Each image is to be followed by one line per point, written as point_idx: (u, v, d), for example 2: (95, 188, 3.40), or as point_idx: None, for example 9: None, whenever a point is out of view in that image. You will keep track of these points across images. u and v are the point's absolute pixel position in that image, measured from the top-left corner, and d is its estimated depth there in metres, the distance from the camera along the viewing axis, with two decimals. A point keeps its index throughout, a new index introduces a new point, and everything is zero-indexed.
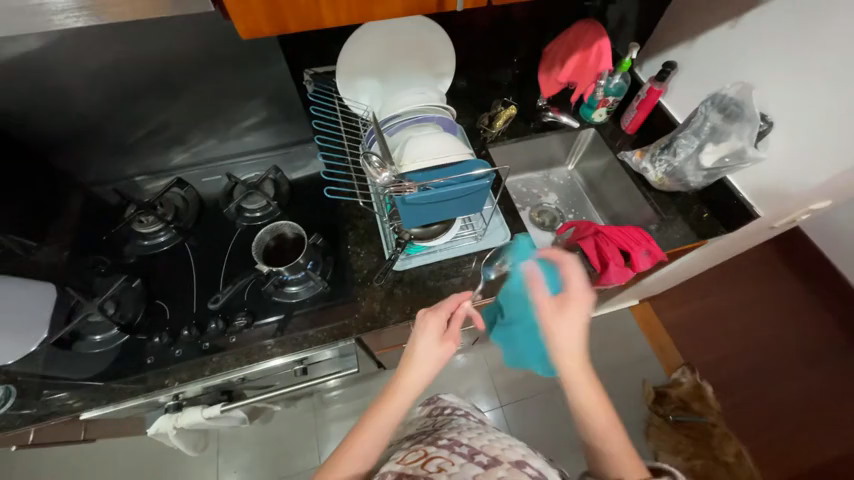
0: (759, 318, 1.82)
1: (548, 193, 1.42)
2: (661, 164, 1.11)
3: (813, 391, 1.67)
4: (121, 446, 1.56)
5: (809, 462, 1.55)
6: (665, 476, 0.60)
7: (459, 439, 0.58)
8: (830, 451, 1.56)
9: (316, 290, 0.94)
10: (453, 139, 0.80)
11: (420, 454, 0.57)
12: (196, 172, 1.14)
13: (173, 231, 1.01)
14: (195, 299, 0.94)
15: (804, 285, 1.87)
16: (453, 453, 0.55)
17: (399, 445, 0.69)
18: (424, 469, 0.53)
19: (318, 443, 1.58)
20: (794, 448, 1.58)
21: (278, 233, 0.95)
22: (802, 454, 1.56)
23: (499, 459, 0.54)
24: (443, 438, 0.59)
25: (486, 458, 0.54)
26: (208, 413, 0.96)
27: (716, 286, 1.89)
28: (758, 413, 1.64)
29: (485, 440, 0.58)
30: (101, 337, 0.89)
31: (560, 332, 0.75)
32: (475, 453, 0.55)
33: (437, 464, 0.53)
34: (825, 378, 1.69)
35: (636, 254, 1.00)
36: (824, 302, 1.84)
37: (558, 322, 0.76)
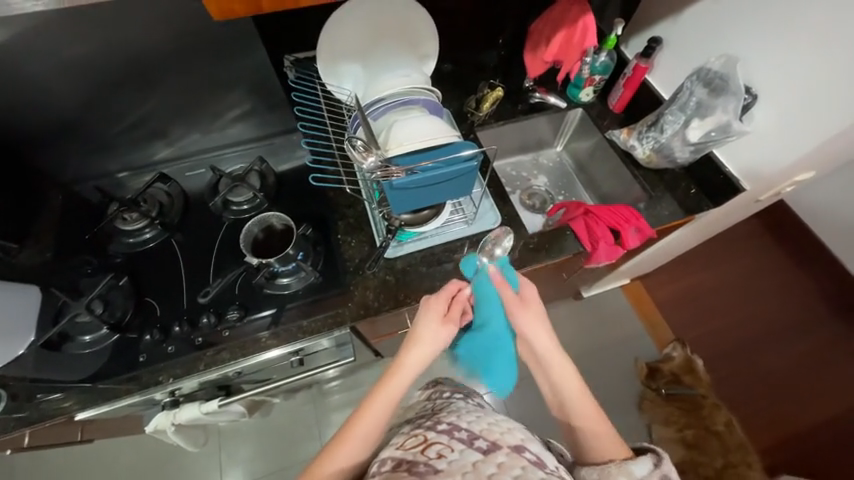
0: (747, 293, 1.85)
1: (538, 176, 1.42)
2: (648, 140, 1.10)
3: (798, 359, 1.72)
4: (120, 448, 1.55)
5: (795, 428, 1.62)
6: (649, 455, 0.61)
7: (458, 424, 0.58)
8: (813, 416, 1.63)
9: (307, 281, 0.93)
10: (439, 121, 0.80)
11: (419, 440, 0.56)
12: (180, 166, 1.11)
13: (159, 227, 0.99)
14: (184, 294, 0.93)
15: (790, 258, 1.91)
16: (453, 439, 0.55)
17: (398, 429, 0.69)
18: (424, 455, 0.53)
19: (319, 433, 1.60)
20: (780, 414, 1.64)
21: (267, 224, 0.94)
22: (787, 420, 1.63)
23: (498, 444, 0.54)
24: (443, 424, 0.59)
25: (486, 443, 0.54)
26: (206, 408, 0.98)
27: (705, 263, 1.91)
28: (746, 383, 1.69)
29: (484, 424, 0.58)
30: (91, 337, 0.87)
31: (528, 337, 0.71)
32: (475, 438, 0.55)
33: (437, 451, 0.53)
34: (808, 346, 1.75)
35: (625, 232, 1.01)
36: (808, 274, 1.88)
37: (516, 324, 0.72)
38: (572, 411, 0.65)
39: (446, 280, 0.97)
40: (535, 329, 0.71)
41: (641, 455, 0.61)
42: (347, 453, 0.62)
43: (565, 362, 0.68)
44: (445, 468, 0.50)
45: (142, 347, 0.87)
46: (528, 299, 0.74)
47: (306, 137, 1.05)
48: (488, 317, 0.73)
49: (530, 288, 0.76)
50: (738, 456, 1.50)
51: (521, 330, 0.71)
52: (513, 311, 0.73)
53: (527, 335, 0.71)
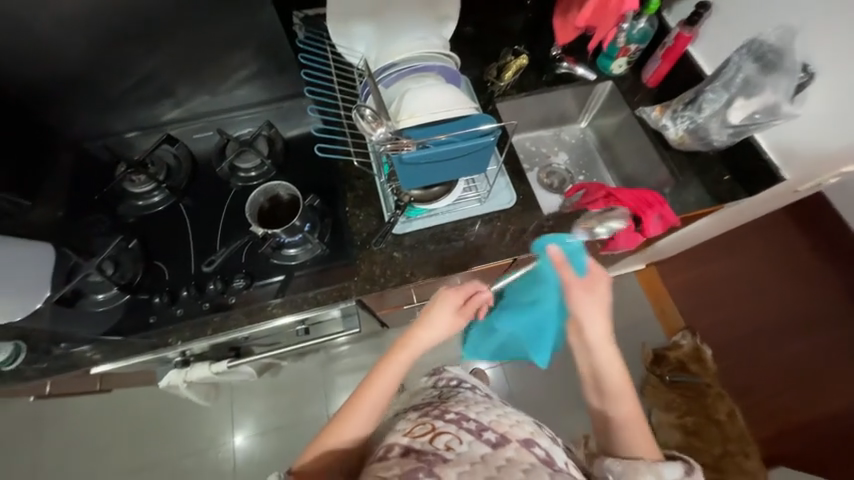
0: (742, 282, 1.67)
1: (558, 153, 1.36)
2: (682, 120, 1.01)
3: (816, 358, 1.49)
4: (140, 396, 1.65)
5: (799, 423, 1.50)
6: (678, 462, 0.63)
7: (466, 414, 0.59)
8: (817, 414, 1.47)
9: (315, 253, 0.92)
10: (456, 91, 0.73)
11: (427, 428, 0.57)
12: (188, 128, 1.08)
13: (167, 191, 0.98)
14: (192, 260, 0.93)
15: (774, 248, 1.58)
16: (461, 430, 0.55)
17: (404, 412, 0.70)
18: (431, 445, 0.53)
19: (326, 394, 1.66)
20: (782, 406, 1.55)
21: (272, 194, 0.90)
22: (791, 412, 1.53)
23: (508, 437, 0.55)
24: (451, 414, 0.59)
25: (494, 436, 0.55)
26: (215, 369, 1.02)
27: (707, 253, 1.76)
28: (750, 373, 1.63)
29: (493, 415, 0.58)
30: (103, 296, 0.89)
31: (588, 326, 0.67)
32: (484, 430, 0.55)
33: (445, 442, 0.53)
34: (808, 345, 1.49)
35: (647, 219, 0.95)
36: (809, 270, 1.50)
37: (578, 308, 0.68)
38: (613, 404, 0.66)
39: (454, 259, 0.95)
40: (591, 321, 0.67)
41: (669, 461, 0.62)
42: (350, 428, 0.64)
43: (618, 360, 0.67)
44: (453, 458, 0.51)
45: (151, 309, 0.88)
46: (594, 286, 0.68)
47: (315, 102, 1.00)
48: (540, 294, 0.76)
49: (598, 270, 0.70)
50: (737, 445, 1.54)
51: (578, 318, 0.68)
52: (573, 295, 0.68)
53: (584, 326, 0.67)
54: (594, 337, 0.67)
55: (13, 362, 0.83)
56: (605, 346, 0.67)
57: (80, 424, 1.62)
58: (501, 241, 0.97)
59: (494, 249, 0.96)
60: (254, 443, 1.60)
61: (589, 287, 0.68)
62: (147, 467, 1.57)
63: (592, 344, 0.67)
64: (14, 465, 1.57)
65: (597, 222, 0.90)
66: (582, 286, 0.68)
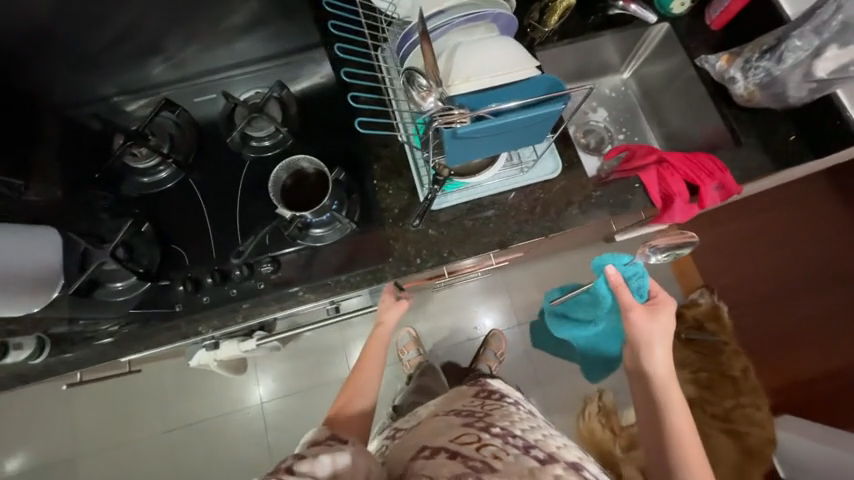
0: (765, 239, 1.51)
1: (596, 109, 1.23)
2: (755, 72, 0.89)
3: (823, 318, 1.38)
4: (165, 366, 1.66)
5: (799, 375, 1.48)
6: None
7: (512, 430, 0.63)
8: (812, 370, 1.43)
9: (343, 232, 0.85)
10: (516, 47, 0.61)
11: (474, 437, 0.61)
12: (185, 89, 0.95)
13: (173, 166, 0.88)
14: (212, 245, 0.87)
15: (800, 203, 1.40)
16: (507, 444, 0.59)
17: (445, 412, 0.72)
18: (479, 452, 0.57)
19: (347, 358, 1.68)
20: (786, 365, 1.51)
21: (295, 169, 0.80)
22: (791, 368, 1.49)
23: (555, 457, 0.59)
24: (497, 427, 0.63)
25: (542, 453, 0.59)
26: (245, 348, 0.99)
27: (724, 212, 1.60)
28: (763, 337, 1.58)
29: (539, 434, 0.63)
30: (122, 284, 0.83)
31: (652, 346, 0.80)
32: (531, 448, 0.59)
33: (492, 452, 0.57)
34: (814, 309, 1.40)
35: (705, 189, 0.88)
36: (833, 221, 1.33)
37: (636, 327, 0.81)
38: (669, 426, 0.75)
39: (492, 235, 0.88)
40: (653, 343, 0.80)
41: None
42: (361, 400, 0.87)
43: (674, 381, 0.78)
44: (501, 469, 0.55)
45: (175, 298, 0.82)
46: (657, 311, 0.83)
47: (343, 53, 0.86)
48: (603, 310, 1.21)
49: (659, 295, 0.85)
50: (749, 398, 1.56)
51: (639, 338, 0.81)
52: (635, 316, 0.82)
53: (643, 341, 0.80)
54: (656, 358, 0.79)
55: (39, 355, 0.79)
56: (662, 368, 0.79)
57: (109, 391, 1.66)
58: (544, 214, 0.89)
59: (537, 223, 0.89)
60: (281, 404, 1.65)
61: (651, 309, 0.83)
62: (181, 428, 1.64)
63: (652, 365, 0.79)
64: (51, 428, 1.63)
65: (665, 247, 1.02)
66: (642, 310, 0.82)
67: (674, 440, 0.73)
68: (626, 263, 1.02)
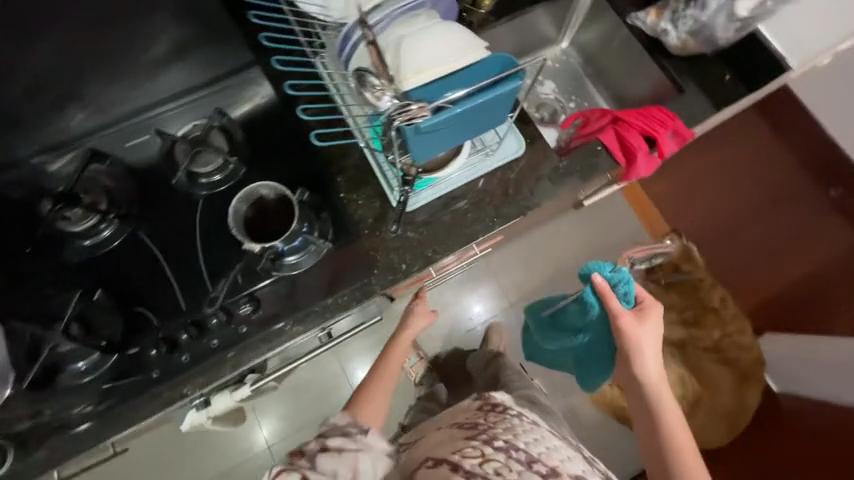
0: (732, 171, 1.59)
1: (543, 82, 1.25)
2: (684, 22, 0.92)
3: (780, 235, 1.52)
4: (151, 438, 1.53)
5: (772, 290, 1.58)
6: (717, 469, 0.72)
7: (514, 442, 0.59)
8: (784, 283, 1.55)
9: (320, 254, 0.80)
10: (460, 29, 0.60)
11: (477, 452, 0.57)
12: (113, 135, 0.86)
13: (116, 221, 0.81)
14: (179, 296, 0.80)
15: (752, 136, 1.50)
16: (510, 459, 0.56)
17: (447, 428, 0.66)
18: (482, 469, 0.55)
19: (348, 379, 1.62)
20: (756, 285, 1.61)
21: (255, 198, 0.76)
22: (763, 284, 1.59)
23: (558, 470, 0.57)
24: (500, 439, 0.59)
25: (545, 468, 0.57)
26: (238, 397, 0.91)
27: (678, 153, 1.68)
28: (739, 264, 1.63)
29: (542, 446, 0.60)
30: (84, 364, 0.73)
31: (645, 352, 0.78)
32: (533, 462, 0.57)
33: (495, 468, 0.55)
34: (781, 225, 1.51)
35: (661, 139, 0.91)
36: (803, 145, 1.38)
37: (629, 337, 0.79)
38: (666, 423, 0.75)
39: (471, 225, 0.86)
40: (646, 349, 0.79)
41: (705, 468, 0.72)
42: (377, 401, 0.85)
43: (666, 384, 0.78)
44: None
45: (148, 365, 0.74)
46: (644, 316, 0.80)
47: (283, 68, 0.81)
48: (585, 325, 0.90)
49: (646, 301, 0.82)
50: (732, 327, 1.59)
51: (632, 348, 0.79)
52: (626, 324, 0.79)
53: (635, 350, 0.79)
54: (649, 363, 0.78)
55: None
56: (654, 373, 0.78)
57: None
58: (518, 194, 0.89)
59: (514, 205, 0.88)
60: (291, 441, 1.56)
61: (639, 314, 0.81)
62: None
63: (644, 366, 0.78)
64: None
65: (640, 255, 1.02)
66: (633, 318, 0.79)
67: (668, 441, 0.74)
68: (610, 269, 0.84)
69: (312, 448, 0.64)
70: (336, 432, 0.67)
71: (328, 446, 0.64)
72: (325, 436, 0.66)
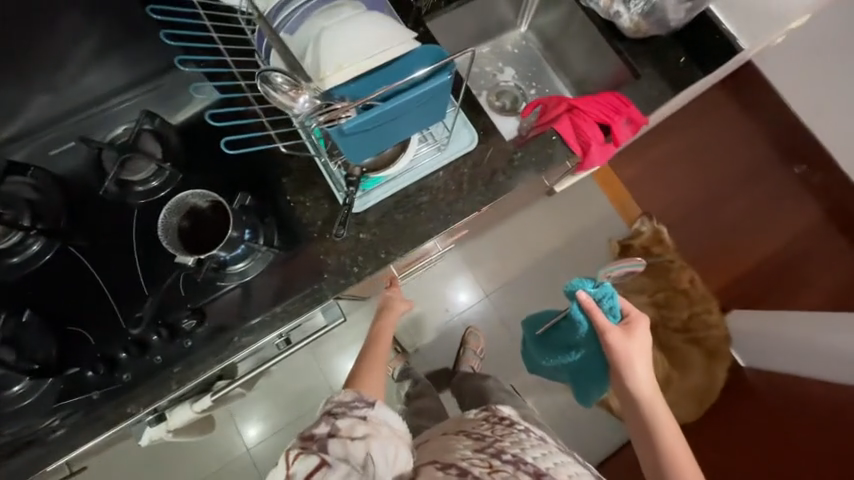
0: (697, 155, 1.65)
1: (503, 69, 1.22)
2: (636, 3, 0.89)
3: (742, 212, 1.63)
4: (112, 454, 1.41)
5: (738, 269, 1.60)
6: None
7: (523, 456, 0.61)
8: (749, 259, 1.60)
9: (266, 260, 0.77)
10: (385, 22, 0.56)
11: (484, 463, 0.58)
12: (37, 143, 0.81)
13: (43, 236, 0.76)
14: (116, 312, 0.76)
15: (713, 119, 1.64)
16: (518, 471, 0.58)
17: (453, 435, 0.67)
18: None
19: (328, 376, 1.52)
20: (723, 268, 1.61)
21: (188, 208, 0.73)
22: (729, 265, 1.61)
23: None
24: (507, 453, 0.60)
25: None
26: (198, 408, 0.87)
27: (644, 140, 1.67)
28: (708, 248, 1.63)
29: (550, 461, 0.61)
30: (20, 387, 0.69)
31: (636, 364, 0.74)
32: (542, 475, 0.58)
33: None
34: (743, 202, 1.63)
35: (616, 126, 0.90)
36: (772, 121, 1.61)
37: (618, 350, 0.75)
38: (663, 436, 0.70)
39: (426, 222, 0.84)
40: (638, 361, 0.75)
41: None
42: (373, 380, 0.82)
43: (660, 395, 0.74)
44: None
45: (86, 385, 0.72)
46: (632, 331, 0.77)
47: (208, 76, 0.79)
48: (578, 342, 0.86)
49: (631, 314, 0.80)
50: (702, 306, 1.53)
51: (622, 359, 0.75)
52: (613, 337, 0.76)
53: (625, 361, 0.75)
54: (641, 374, 0.74)
55: None
56: (647, 386, 0.74)
57: None
58: (473, 189, 0.86)
59: (469, 199, 0.85)
60: (271, 444, 1.47)
61: (626, 325, 0.77)
62: None
63: (635, 378, 0.74)
64: None
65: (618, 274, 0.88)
66: (622, 330, 0.76)
67: (668, 456, 0.68)
68: (592, 285, 0.81)
69: (323, 433, 0.60)
70: (342, 411, 0.64)
71: (338, 430, 0.60)
72: (333, 416, 0.63)
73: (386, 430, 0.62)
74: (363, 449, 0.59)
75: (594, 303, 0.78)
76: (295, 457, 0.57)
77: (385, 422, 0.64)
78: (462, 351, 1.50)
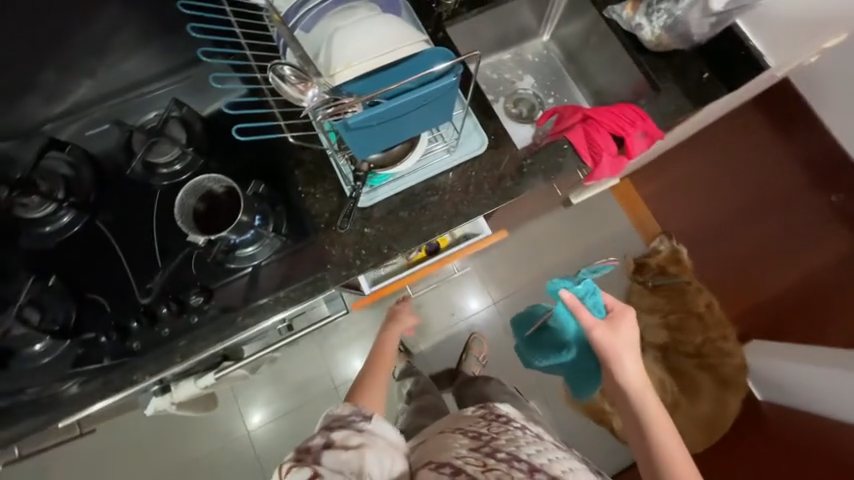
0: (718, 176, 1.54)
1: (522, 76, 1.22)
2: (658, 16, 0.89)
3: (768, 239, 1.47)
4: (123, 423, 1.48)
5: (757, 298, 1.49)
6: None
7: (518, 453, 0.59)
8: (772, 288, 1.46)
9: (273, 247, 0.80)
10: (396, 23, 0.58)
11: (479, 463, 0.57)
12: (76, 125, 0.89)
13: (74, 209, 0.83)
14: (132, 284, 0.82)
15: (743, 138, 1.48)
16: (512, 468, 0.56)
17: (451, 433, 0.66)
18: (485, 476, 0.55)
19: (331, 368, 1.54)
20: (742, 294, 1.51)
21: (203, 192, 0.77)
22: (747, 293, 1.50)
23: None
24: (502, 451, 0.59)
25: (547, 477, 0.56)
26: (201, 385, 0.91)
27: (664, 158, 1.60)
28: (728, 272, 1.53)
29: (544, 458, 0.60)
30: (42, 345, 0.76)
31: (624, 358, 0.71)
32: (536, 471, 0.57)
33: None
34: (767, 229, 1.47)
35: (630, 138, 0.88)
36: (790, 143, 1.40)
37: (604, 346, 0.72)
38: (654, 434, 0.67)
39: (431, 220, 0.85)
40: (624, 356, 0.71)
41: None
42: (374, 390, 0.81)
43: (651, 388, 0.70)
44: None
45: (99, 350, 0.76)
46: (617, 325, 0.73)
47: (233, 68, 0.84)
48: (568, 339, 0.84)
49: (616, 307, 0.76)
50: (716, 331, 1.46)
51: (609, 356, 0.72)
52: (598, 334, 0.72)
53: (611, 358, 0.71)
54: (628, 369, 0.71)
55: None
56: (637, 380, 0.70)
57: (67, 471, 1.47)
58: (480, 192, 0.87)
59: (474, 202, 0.86)
60: (271, 429, 1.50)
61: (612, 319, 0.74)
62: None
63: (623, 374, 0.70)
64: None
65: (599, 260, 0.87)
66: (607, 324, 0.72)
67: (660, 454, 0.65)
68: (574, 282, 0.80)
69: (319, 446, 0.61)
70: (339, 424, 0.65)
71: (333, 442, 0.62)
72: (329, 430, 0.64)
73: (381, 441, 0.64)
74: (358, 458, 0.60)
75: (577, 301, 0.73)
76: (289, 471, 0.57)
77: (383, 435, 0.65)
78: (464, 356, 1.49)
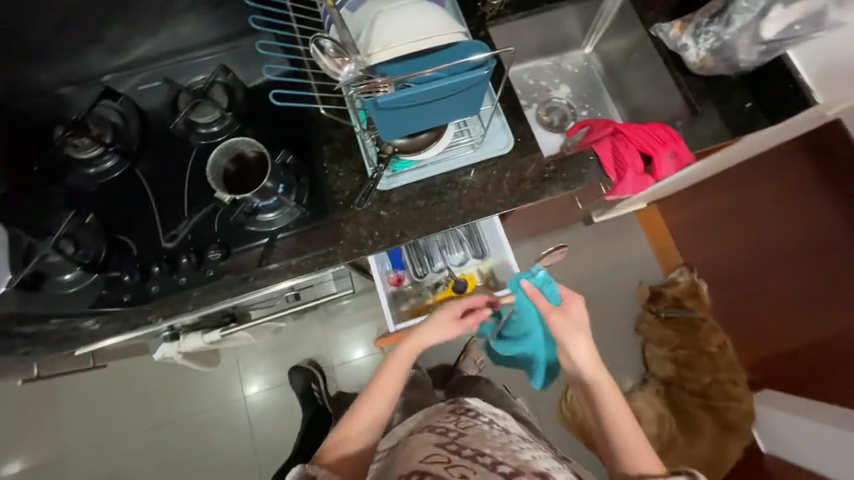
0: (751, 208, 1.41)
1: (559, 86, 1.23)
2: (705, 38, 0.86)
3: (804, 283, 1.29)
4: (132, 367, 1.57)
5: (786, 343, 1.34)
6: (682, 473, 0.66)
7: (481, 448, 0.60)
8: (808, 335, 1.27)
9: (293, 216, 0.84)
10: (438, 13, 0.60)
11: (443, 459, 0.58)
12: (130, 78, 0.95)
13: (118, 155, 0.89)
14: (159, 231, 0.87)
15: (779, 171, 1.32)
16: (475, 462, 0.56)
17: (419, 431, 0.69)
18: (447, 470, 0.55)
19: (331, 347, 1.57)
20: (768, 336, 1.37)
21: (235, 154, 0.81)
22: (774, 336, 1.36)
23: (521, 469, 0.56)
24: (468, 448, 0.60)
25: (509, 467, 0.55)
26: (208, 339, 0.95)
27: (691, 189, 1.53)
28: (753, 311, 1.41)
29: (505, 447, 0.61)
30: (71, 276, 0.81)
31: (574, 344, 0.72)
32: (498, 464, 0.56)
33: (460, 470, 0.55)
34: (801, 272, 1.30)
35: (658, 158, 0.87)
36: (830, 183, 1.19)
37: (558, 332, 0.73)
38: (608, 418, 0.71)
39: (446, 212, 0.86)
40: (575, 341, 0.72)
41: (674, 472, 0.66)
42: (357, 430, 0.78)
43: (603, 374, 0.72)
44: None
45: (121, 288, 0.82)
46: (570, 313, 0.72)
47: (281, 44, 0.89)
48: (528, 328, 0.82)
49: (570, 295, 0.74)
50: (725, 374, 1.38)
51: (561, 342, 0.73)
52: (553, 322, 0.72)
53: (565, 344, 0.72)
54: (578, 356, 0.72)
55: None
56: (588, 364, 0.72)
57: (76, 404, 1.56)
58: (498, 192, 0.87)
59: (491, 200, 0.87)
60: (266, 397, 1.55)
61: (566, 308, 0.73)
62: (155, 431, 1.54)
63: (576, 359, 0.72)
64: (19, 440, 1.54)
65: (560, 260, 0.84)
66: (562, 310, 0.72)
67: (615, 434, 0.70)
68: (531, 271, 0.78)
69: None
70: None
71: None
72: None
73: None
74: None
75: (535, 289, 0.73)
76: None
77: None
78: (462, 357, 1.49)
